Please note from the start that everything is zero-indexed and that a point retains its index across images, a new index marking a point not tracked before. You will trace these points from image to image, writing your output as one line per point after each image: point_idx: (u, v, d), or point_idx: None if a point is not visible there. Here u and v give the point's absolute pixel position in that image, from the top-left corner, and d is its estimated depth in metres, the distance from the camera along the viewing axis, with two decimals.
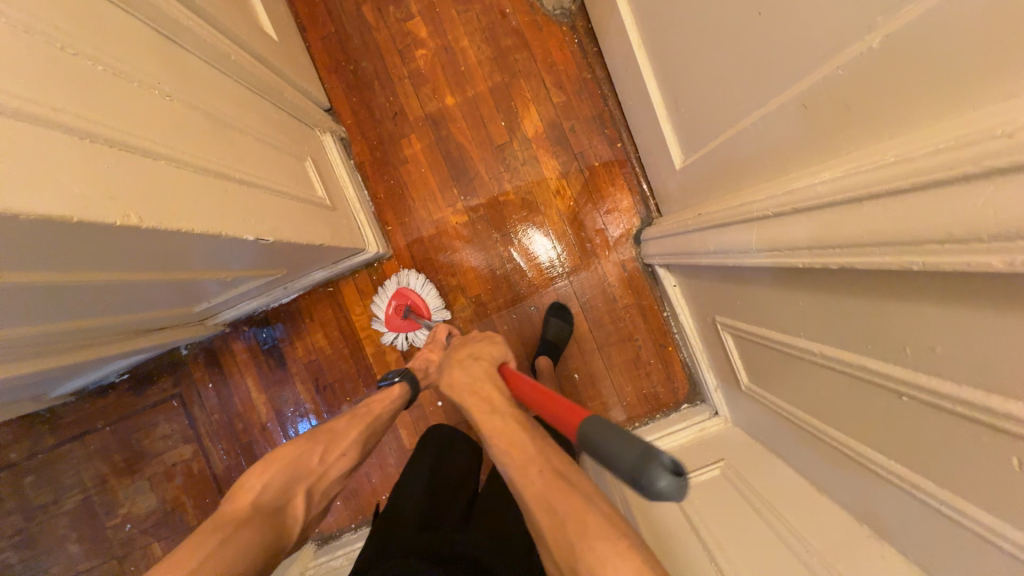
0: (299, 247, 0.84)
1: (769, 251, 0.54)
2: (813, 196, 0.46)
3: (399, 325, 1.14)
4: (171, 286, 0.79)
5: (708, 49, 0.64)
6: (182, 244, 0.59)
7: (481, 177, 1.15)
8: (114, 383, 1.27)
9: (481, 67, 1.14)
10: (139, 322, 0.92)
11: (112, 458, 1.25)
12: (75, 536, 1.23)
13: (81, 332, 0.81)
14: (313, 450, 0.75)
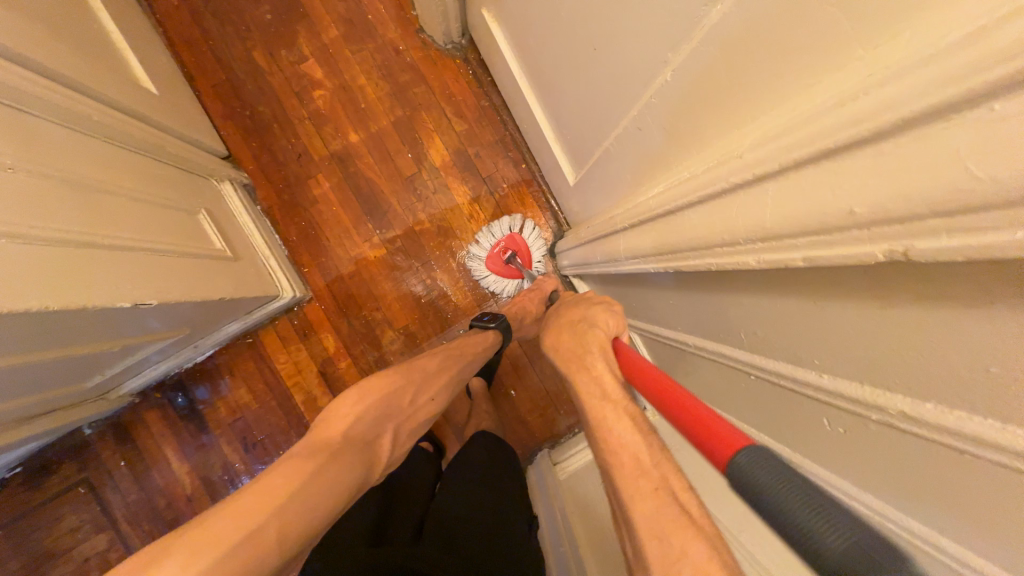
0: (196, 304, 0.80)
1: (634, 258, 0.59)
2: (650, 207, 0.51)
3: (501, 268, 1.12)
4: (49, 365, 0.72)
5: (569, 79, 0.70)
6: (41, 322, 0.55)
7: (394, 209, 1.16)
8: (4, 479, 1.12)
9: (381, 103, 1.16)
10: (19, 409, 0.83)
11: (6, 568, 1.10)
12: None
13: None
14: (405, 390, 0.71)
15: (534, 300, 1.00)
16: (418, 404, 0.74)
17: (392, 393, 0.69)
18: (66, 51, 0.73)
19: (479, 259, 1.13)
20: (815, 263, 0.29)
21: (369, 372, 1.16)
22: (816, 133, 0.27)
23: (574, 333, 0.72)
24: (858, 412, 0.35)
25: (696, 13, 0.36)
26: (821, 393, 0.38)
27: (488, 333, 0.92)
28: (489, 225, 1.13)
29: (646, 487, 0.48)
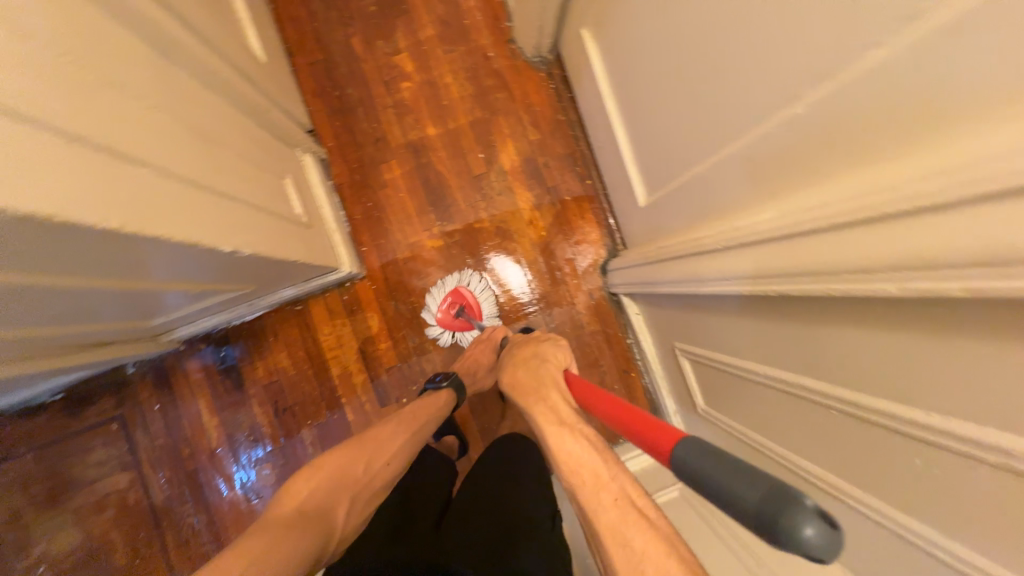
0: (274, 262, 0.84)
1: (719, 280, 0.61)
2: (754, 231, 0.53)
3: (452, 323, 1.16)
4: (134, 296, 0.75)
5: (667, 103, 0.73)
6: (157, 251, 0.58)
7: (458, 204, 1.19)
8: (45, 403, 1.16)
9: (463, 103, 1.21)
10: (88, 335, 0.87)
11: (31, 490, 1.13)
12: None
13: (25, 342, 0.75)
14: (356, 459, 0.79)
15: (484, 353, 1.05)
16: (374, 470, 0.80)
17: (344, 464, 0.77)
18: (204, 11, 0.78)
19: (430, 315, 1.17)
20: (986, 296, 0.30)
21: (406, 358, 1.18)
22: (1002, 172, 0.28)
23: (529, 369, 0.80)
24: (984, 462, 0.38)
25: (851, 52, 0.38)
26: (936, 439, 0.41)
27: (440, 393, 0.98)
28: (436, 284, 1.17)
29: (609, 498, 0.56)
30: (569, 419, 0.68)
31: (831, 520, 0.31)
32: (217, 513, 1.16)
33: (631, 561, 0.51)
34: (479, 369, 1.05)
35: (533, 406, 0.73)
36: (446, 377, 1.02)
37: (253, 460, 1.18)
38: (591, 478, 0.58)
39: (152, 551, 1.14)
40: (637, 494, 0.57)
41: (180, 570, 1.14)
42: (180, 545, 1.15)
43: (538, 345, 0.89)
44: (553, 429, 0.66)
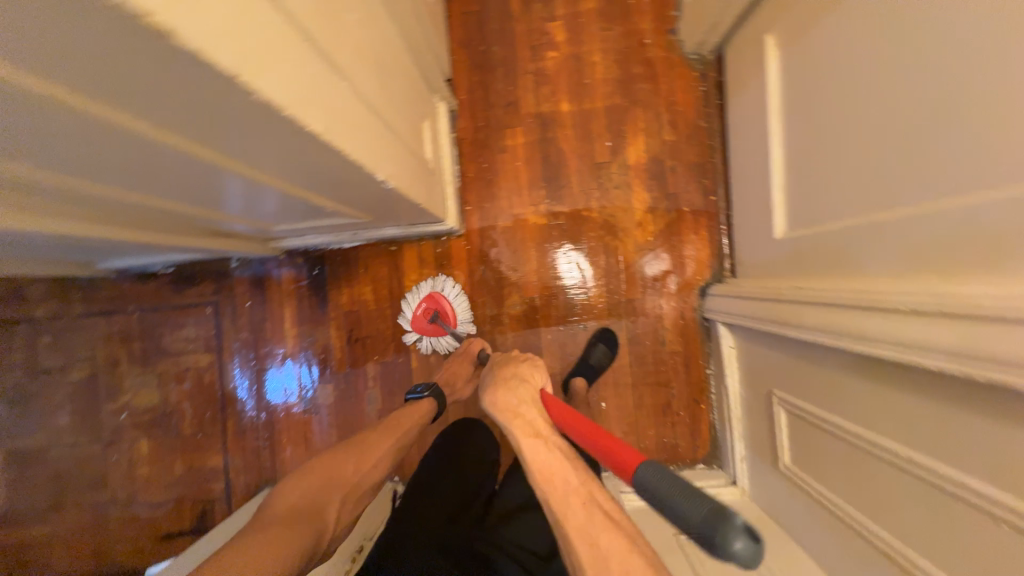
0: (403, 201, 0.85)
1: (908, 347, 0.55)
2: (992, 306, 0.47)
3: (426, 328, 1.16)
4: (284, 202, 0.79)
5: (860, 141, 0.69)
6: (331, 167, 0.60)
7: (571, 187, 1.17)
8: (158, 272, 1.27)
9: (604, 86, 1.17)
10: (224, 225, 0.93)
11: (130, 345, 1.26)
12: (69, 408, 1.25)
13: (178, 216, 0.81)
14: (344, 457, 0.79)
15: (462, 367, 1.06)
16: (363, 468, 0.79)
17: (331, 465, 0.77)
18: None
19: (405, 319, 1.17)
20: None
21: (479, 324, 1.19)
22: None
23: (508, 386, 0.69)
24: None
25: None
26: None
27: (422, 402, 0.95)
28: (413, 288, 1.17)
29: (576, 501, 0.57)
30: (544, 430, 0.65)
31: (758, 537, 0.40)
32: (275, 416, 1.24)
33: (597, 566, 0.52)
34: (459, 380, 1.06)
35: (509, 421, 0.65)
36: (427, 388, 0.98)
37: (313, 379, 1.23)
38: (562, 483, 0.59)
39: (214, 431, 1.24)
40: (605, 500, 0.58)
41: (233, 455, 1.23)
42: (237, 434, 1.24)
43: (521, 361, 0.76)
44: (530, 441, 0.63)
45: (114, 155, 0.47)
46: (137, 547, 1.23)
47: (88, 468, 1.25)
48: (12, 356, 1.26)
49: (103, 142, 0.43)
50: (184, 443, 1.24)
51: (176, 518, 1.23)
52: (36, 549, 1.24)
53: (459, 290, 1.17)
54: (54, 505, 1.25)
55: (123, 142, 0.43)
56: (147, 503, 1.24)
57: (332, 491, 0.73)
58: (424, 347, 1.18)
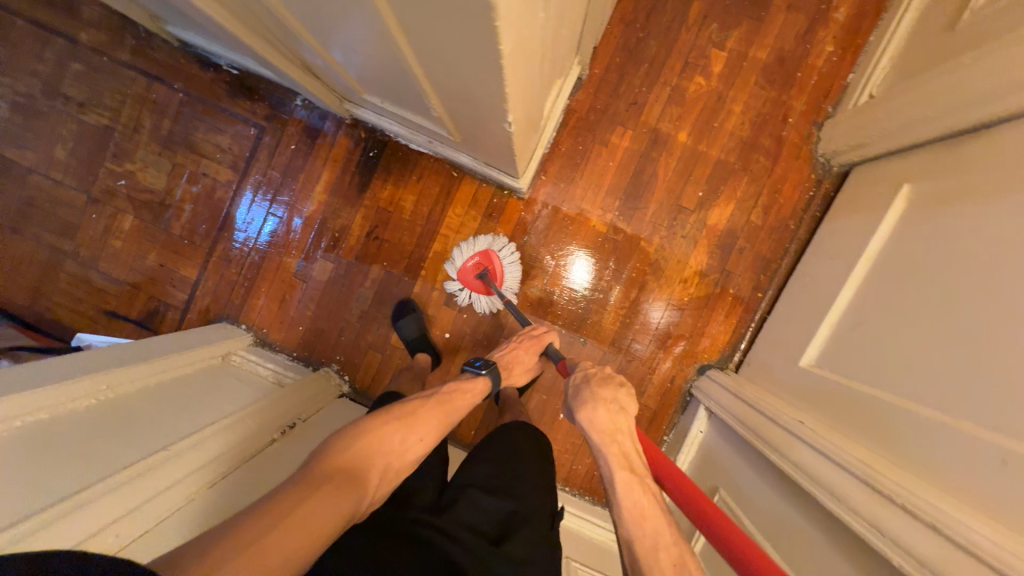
0: (505, 145, 0.82)
1: (877, 532, 0.60)
2: (971, 542, 0.51)
3: (472, 282, 1.14)
4: (396, 83, 0.74)
5: (963, 338, 0.64)
6: (478, 84, 0.56)
7: (645, 214, 1.14)
8: (219, 66, 1.17)
9: (727, 139, 1.13)
10: (324, 67, 0.87)
11: (159, 121, 1.18)
12: (69, 145, 1.18)
13: (292, 36, 0.75)
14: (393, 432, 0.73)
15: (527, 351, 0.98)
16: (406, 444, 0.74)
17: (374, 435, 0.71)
18: None
19: (452, 268, 1.14)
20: None
21: None
22: None
23: (607, 409, 0.74)
24: None
25: None
26: None
27: (478, 381, 0.89)
28: (469, 240, 1.14)
29: (666, 562, 0.56)
30: (640, 470, 0.67)
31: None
32: (265, 264, 1.20)
33: None
34: (519, 367, 0.97)
35: (605, 445, 0.70)
36: (487, 365, 0.93)
37: (316, 251, 1.20)
38: (651, 532, 0.59)
39: (201, 245, 1.20)
40: (696, 572, 0.56)
41: (208, 276, 1.21)
42: (221, 261, 1.21)
43: (621, 388, 0.77)
44: (623, 475, 0.65)
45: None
46: (77, 308, 1.20)
47: (62, 212, 1.20)
48: (38, 64, 1.17)
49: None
50: (167, 240, 1.20)
51: (127, 303, 1.21)
52: None
53: (516, 254, 1.14)
54: (14, 228, 1.20)
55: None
56: (105, 275, 1.20)
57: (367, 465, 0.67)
58: (464, 301, 1.15)
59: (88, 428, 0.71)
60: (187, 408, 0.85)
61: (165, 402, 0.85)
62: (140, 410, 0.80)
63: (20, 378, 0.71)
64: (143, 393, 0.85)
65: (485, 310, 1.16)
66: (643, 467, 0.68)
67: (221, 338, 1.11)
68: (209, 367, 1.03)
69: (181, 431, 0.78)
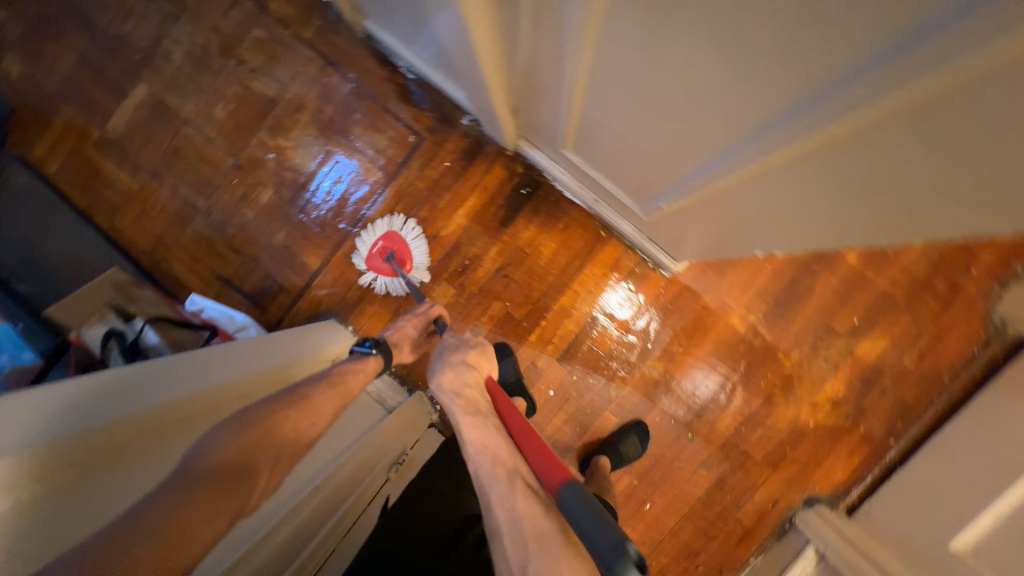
0: (732, 243, 0.74)
1: None
2: None
3: (379, 266, 1.15)
4: (644, 168, 0.68)
5: None
6: (806, 226, 0.49)
7: (791, 325, 1.08)
8: (396, 66, 1.16)
9: (899, 272, 1.06)
10: (543, 120, 0.81)
11: (321, 103, 1.17)
12: (228, 105, 1.18)
13: (543, 94, 0.69)
14: (282, 412, 0.63)
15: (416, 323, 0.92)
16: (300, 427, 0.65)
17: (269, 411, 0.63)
18: None
19: (359, 256, 1.16)
20: None
21: (608, 356, 1.13)
22: None
23: (454, 369, 0.72)
24: None
25: None
26: None
27: (368, 363, 0.80)
28: (370, 225, 1.16)
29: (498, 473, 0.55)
30: (483, 412, 0.65)
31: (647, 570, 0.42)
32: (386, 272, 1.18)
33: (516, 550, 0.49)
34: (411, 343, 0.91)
35: (451, 397, 0.67)
36: (376, 343, 0.84)
37: (441, 273, 1.16)
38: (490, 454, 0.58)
39: (329, 236, 1.18)
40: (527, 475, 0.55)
41: (328, 269, 1.18)
42: (344, 257, 1.18)
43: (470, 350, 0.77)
44: (467, 419, 0.63)
45: (729, 62, 0.34)
46: (193, 266, 1.19)
47: (201, 167, 1.19)
48: (221, 21, 1.17)
49: (786, 65, 0.30)
50: (297, 221, 1.18)
51: (241, 273, 1.19)
52: (112, 191, 1.20)
53: (419, 231, 1.16)
54: (154, 172, 1.19)
55: (792, 74, 0.30)
56: (227, 241, 1.19)
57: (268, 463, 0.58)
58: (376, 288, 1.16)
59: (169, 458, 0.63)
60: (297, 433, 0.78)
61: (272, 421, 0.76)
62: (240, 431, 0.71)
63: (117, 389, 0.63)
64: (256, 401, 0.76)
65: (398, 293, 1.16)
66: (485, 406, 0.67)
67: (337, 338, 1.03)
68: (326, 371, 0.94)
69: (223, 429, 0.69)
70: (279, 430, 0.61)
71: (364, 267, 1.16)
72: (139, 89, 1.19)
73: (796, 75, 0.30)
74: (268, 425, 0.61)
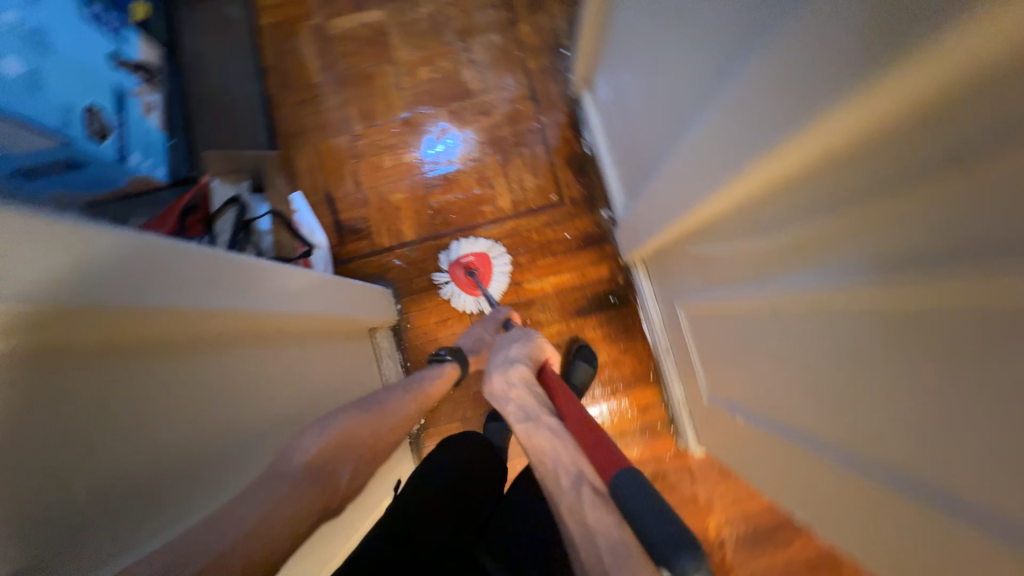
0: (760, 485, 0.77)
1: None
2: None
3: (461, 280, 1.20)
4: (745, 385, 0.73)
5: None
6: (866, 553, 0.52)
7: (752, 562, 1.10)
8: (580, 136, 1.26)
9: None
10: (684, 279, 0.86)
11: (504, 122, 1.27)
12: (433, 74, 1.28)
13: (707, 273, 0.74)
14: (365, 420, 0.64)
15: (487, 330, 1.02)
16: (382, 437, 0.66)
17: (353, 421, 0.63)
18: None
19: (446, 259, 1.21)
20: None
21: None
22: None
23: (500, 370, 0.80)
24: None
25: None
26: None
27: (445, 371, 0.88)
28: (470, 239, 1.22)
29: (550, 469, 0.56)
30: (534, 409, 0.68)
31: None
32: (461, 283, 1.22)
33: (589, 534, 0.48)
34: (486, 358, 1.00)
35: (505, 402, 0.73)
36: (452, 351, 0.93)
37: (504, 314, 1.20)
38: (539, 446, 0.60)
39: (435, 223, 1.24)
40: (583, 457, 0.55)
41: (415, 248, 1.23)
42: (434, 247, 1.23)
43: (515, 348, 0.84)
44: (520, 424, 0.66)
45: (899, 414, 0.40)
46: (312, 170, 1.25)
47: (377, 103, 1.27)
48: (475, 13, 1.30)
49: (955, 462, 0.36)
50: (418, 195, 1.25)
51: (345, 201, 1.24)
52: (296, 71, 1.28)
53: (508, 264, 1.21)
54: (339, 80, 1.28)
55: (950, 473, 0.36)
56: (354, 170, 1.25)
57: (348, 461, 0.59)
58: (445, 293, 1.20)
59: (220, 377, 0.53)
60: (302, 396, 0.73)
61: (279, 369, 0.68)
62: (255, 372, 0.61)
63: (206, 270, 0.51)
64: (265, 342, 0.65)
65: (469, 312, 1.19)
66: (533, 401, 0.70)
67: (366, 301, 1.02)
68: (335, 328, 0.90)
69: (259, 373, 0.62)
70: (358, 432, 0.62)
71: (444, 268, 1.21)
72: (376, 16, 1.31)
73: (955, 477, 0.36)
74: (354, 424, 0.62)
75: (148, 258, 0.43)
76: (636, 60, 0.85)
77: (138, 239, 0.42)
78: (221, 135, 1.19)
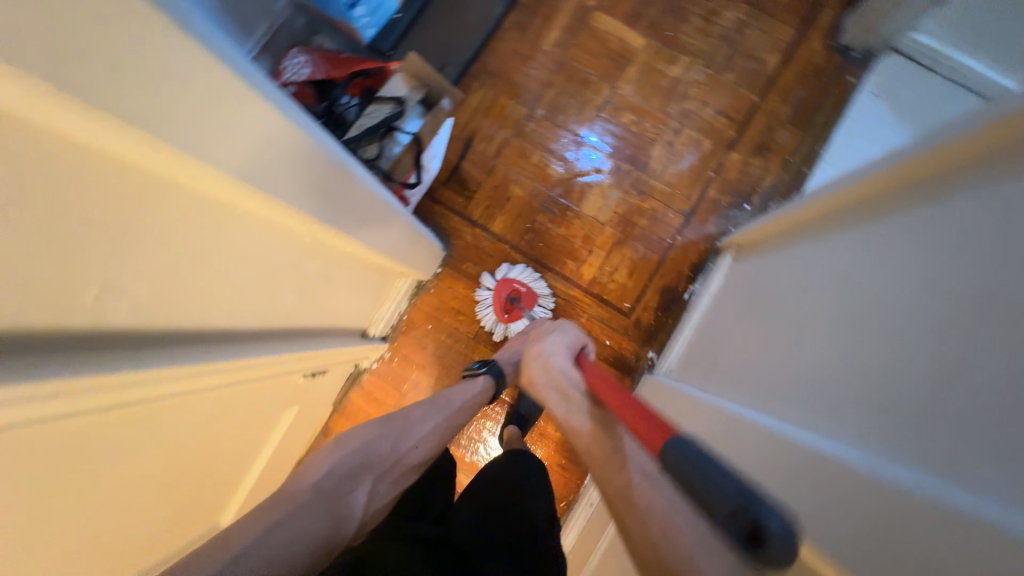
0: None
1: None
2: None
3: (501, 296, 1.19)
4: None
5: None
6: None
7: None
8: (694, 280, 1.21)
9: None
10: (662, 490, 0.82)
11: (647, 213, 1.23)
12: (634, 126, 1.26)
13: None
14: (383, 441, 0.66)
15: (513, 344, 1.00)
16: (404, 449, 0.67)
17: (375, 442, 0.65)
18: None
19: (505, 270, 1.20)
20: None
21: None
22: None
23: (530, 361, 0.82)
24: None
25: None
26: None
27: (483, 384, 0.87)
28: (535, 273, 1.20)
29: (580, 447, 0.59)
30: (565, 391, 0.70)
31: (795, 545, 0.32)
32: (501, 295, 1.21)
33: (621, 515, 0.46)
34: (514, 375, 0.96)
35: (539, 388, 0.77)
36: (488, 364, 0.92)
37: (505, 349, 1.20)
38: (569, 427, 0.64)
39: (524, 236, 1.23)
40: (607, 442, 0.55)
41: (491, 240, 1.23)
42: (506, 252, 1.23)
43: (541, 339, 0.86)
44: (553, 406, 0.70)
45: None
46: (477, 111, 1.25)
47: (572, 108, 1.26)
48: (709, 111, 1.26)
49: None
50: (532, 203, 1.24)
51: (477, 157, 1.25)
52: (538, 26, 1.27)
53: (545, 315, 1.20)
54: (561, 64, 1.27)
55: None
56: (505, 140, 1.25)
57: (367, 474, 0.61)
58: (481, 294, 1.20)
59: (255, 254, 0.55)
60: (293, 307, 0.73)
61: (306, 270, 0.68)
62: (288, 261, 0.62)
63: (325, 175, 0.51)
64: (315, 245, 0.66)
65: (487, 325, 1.20)
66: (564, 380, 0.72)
67: (414, 258, 1.00)
68: (373, 262, 0.89)
69: (293, 265, 0.64)
70: (384, 446, 0.65)
71: (496, 275, 1.20)
72: (635, 41, 1.28)
73: None
74: (376, 439, 0.65)
75: (295, 151, 0.43)
76: (796, 286, 0.79)
77: (302, 134, 0.42)
78: (441, 26, 1.21)
